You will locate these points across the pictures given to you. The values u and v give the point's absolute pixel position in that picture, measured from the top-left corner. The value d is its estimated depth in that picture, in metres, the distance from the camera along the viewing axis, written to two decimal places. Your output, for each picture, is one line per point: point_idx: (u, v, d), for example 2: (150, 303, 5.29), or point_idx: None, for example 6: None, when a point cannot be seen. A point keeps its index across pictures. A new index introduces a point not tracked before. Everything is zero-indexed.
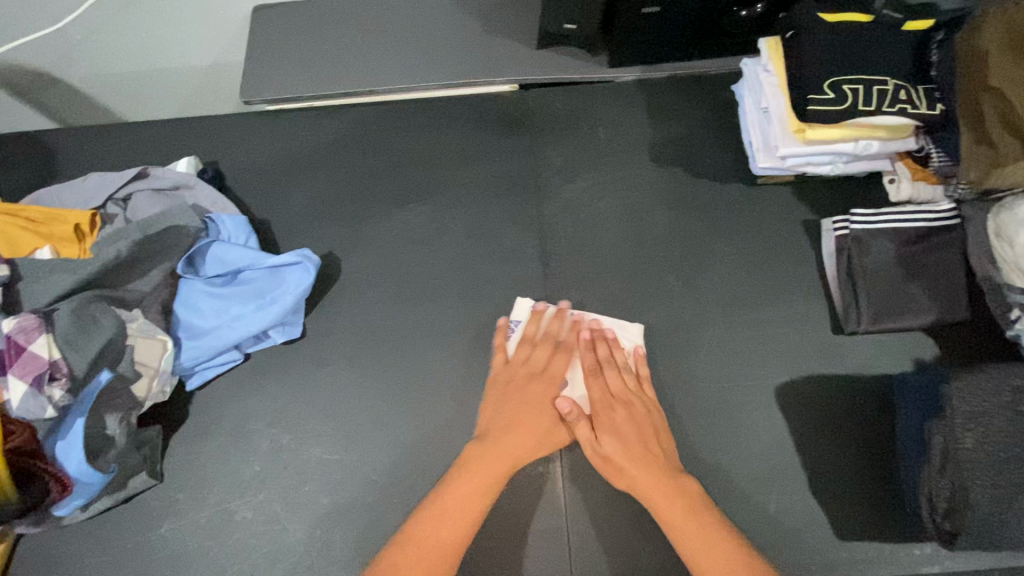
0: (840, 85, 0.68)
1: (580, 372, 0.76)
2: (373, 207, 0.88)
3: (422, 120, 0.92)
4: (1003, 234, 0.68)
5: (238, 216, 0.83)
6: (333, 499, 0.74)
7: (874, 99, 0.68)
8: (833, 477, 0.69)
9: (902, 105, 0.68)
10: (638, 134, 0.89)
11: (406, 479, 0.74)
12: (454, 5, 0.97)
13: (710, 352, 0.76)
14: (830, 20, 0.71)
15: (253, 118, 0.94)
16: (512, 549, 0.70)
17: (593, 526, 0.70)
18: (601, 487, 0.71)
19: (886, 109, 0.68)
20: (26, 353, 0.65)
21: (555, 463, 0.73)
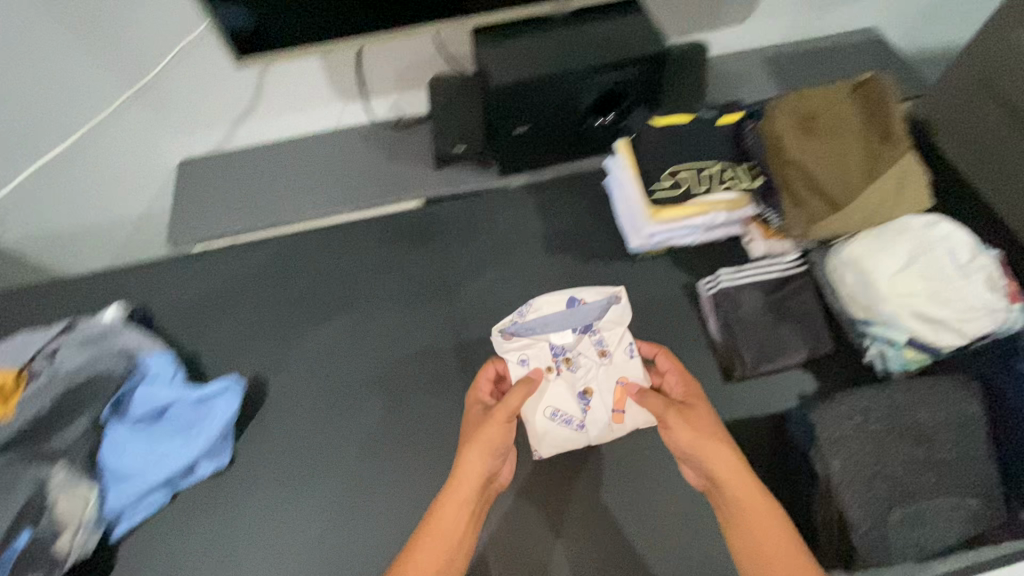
0: (675, 173, 0.83)
1: (600, 420, 0.82)
2: (298, 327, 0.94)
3: (339, 243, 1.02)
4: (835, 276, 0.80)
5: (166, 353, 0.87)
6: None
7: (704, 180, 0.83)
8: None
9: (727, 182, 0.83)
10: (532, 230, 1.00)
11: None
12: (360, 140, 1.10)
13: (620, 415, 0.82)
14: (660, 123, 0.86)
15: (180, 260, 1.01)
16: None
17: None
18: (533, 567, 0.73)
19: (716, 186, 0.83)
20: None
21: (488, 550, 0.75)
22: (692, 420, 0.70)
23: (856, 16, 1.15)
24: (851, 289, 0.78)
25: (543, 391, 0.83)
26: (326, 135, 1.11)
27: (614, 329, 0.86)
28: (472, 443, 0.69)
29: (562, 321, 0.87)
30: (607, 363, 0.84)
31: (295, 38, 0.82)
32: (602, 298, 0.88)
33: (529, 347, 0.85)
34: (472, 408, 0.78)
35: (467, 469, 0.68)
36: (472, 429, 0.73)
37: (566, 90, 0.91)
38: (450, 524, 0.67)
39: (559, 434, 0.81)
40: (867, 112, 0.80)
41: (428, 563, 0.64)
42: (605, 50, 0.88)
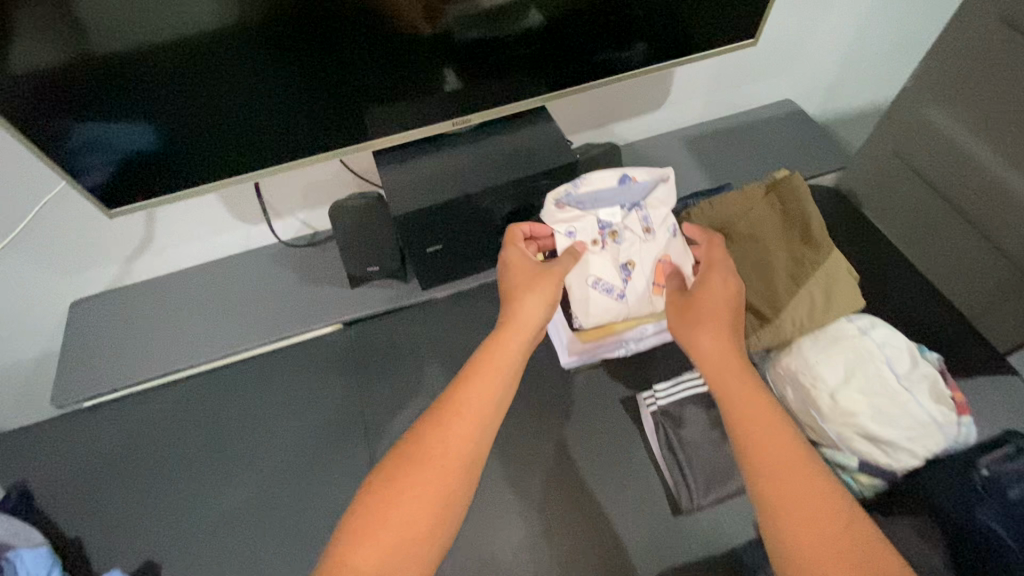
0: None
1: (639, 293, 0.79)
2: (201, 489, 0.84)
3: (248, 383, 0.93)
4: (776, 391, 0.75)
5: (42, 547, 0.76)
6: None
7: None
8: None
9: None
10: (458, 349, 0.93)
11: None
12: (271, 263, 1.03)
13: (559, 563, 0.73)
14: None
15: (69, 421, 0.91)
16: None
17: None
18: None
19: None
20: None
21: None
22: (705, 309, 0.64)
23: (767, 94, 1.16)
24: (794, 405, 0.72)
25: (584, 263, 0.78)
26: (233, 260, 1.04)
27: (661, 207, 0.81)
28: (523, 300, 0.67)
29: (613, 197, 0.82)
30: (655, 236, 0.80)
31: (190, 163, 0.77)
32: (653, 175, 0.80)
33: (580, 218, 0.79)
34: (512, 255, 0.74)
35: (526, 319, 0.66)
36: (524, 285, 0.69)
37: (477, 208, 0.86)
38: (474, 418, 0.58)
39: (598, 300, 0.79)
40: (785, 216, 0.77)
41: (461, 433, 0.57)
42: (515, 168, 0.86)
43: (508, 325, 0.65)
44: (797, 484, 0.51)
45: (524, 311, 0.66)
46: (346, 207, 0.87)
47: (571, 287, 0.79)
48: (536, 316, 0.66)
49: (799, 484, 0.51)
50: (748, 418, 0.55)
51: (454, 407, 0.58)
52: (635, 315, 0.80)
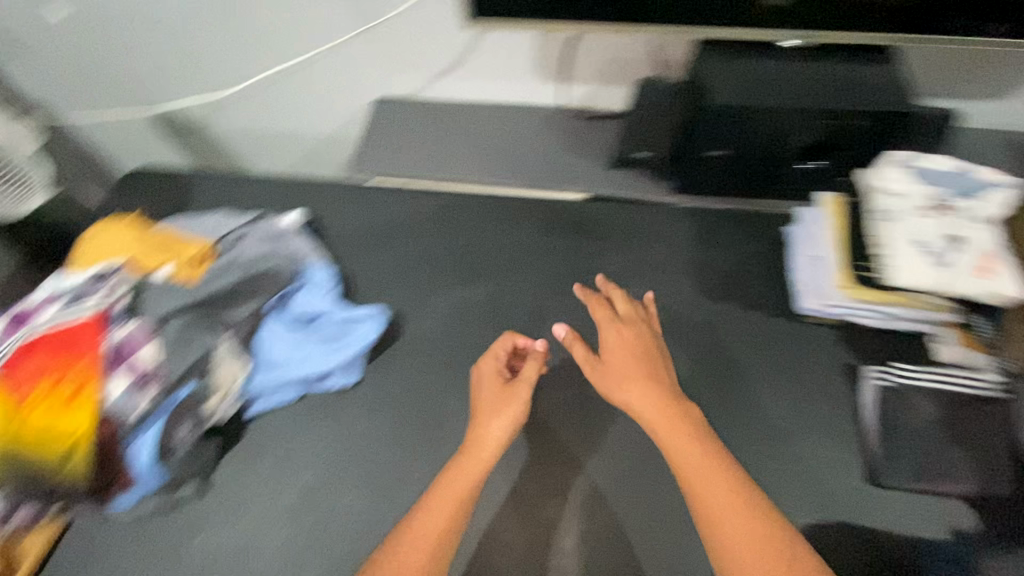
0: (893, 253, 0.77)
1: (961, 269, 0.71)
2: (444, 281, 0.98)
3: (499, 212, 1.03)
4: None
5: (329, 267, 0.96)
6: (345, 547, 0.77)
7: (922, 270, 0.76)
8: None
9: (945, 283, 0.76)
10: (693, 257, 0.95)
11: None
12: (545, 119, 1.10)
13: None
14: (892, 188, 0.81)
15: (357, 189, 1.09)
16: None
17: None
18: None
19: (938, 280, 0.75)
20: (133, 356, 0.77)
21: (569, 553, 0.74)
22: (613, 353, 0.77)
23: None
24: None
25: (901, 226, 0.75)
26: (514, 107, 1.12)
27: (1002, 205, 0.75)
28: (488, 413, 0.76)
29: (948, 183, 0.78)
30: (984, 222, 0.75)
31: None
32: (997, 179, 0.77)
33: (908, 187, 0.78)
34: (483, 377, 0.80)
35: (488, 438, 0.73)
36: (489, 405, 0.77)
37: (780, 128, 0.86)
38: (446, 514, 0.66)
39: (912, 260, 0.73)
40: None
41: (439, 515, 0.66)
42: (833, 97, 0.82)
43: (474, 445, 0.72)
44: (708, 488, 0.62)
45: (489, 437, 0.73)
46: (655, 83, 0.97)
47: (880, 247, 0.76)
48: (496, 441, 0.73)
49: (735, 520, 0.59)
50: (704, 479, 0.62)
51: (416, 528, 0.65)
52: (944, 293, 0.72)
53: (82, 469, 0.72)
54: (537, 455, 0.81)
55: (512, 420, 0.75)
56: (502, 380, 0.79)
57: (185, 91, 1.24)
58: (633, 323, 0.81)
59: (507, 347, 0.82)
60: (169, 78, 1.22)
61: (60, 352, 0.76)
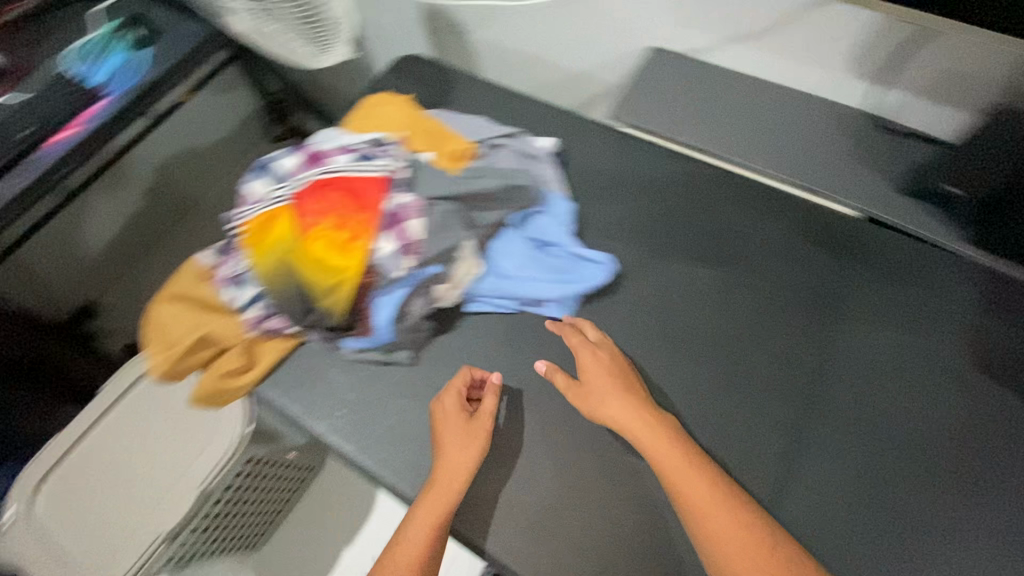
0: None
1: None
2: (675, 252, 0.94)
3: (755, 199, 0.96)
4: None
5: (570, 203, 0.97)
6: (525, 464, 0.81)
7: None
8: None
9: None
10: (963, 320, 0.85)
11: (591, 489, 0.79)
12: (835, 116, 0.99)
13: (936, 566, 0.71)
14: None
15: (610, 131, 1.08)
16: None
17: None
18: None
19: None
20: (403, 225, 0.83)
21: None
22: (597, 391, 0.80)
23: None
24: None
25: None
26: (800, 97, 1.02)
27: None
28: (449, 450, 0.79)
29: None
30: None
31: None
32: None
33: None
34: (444, 412, 0.81)
35: (449, 471, 0.77)
36: (455, 443, 0.79)
37: None
38: (425, 535, 0.74)
39: None
40: None
41: (417, 538, 0.74)
42: None
43: (440, 479, 0.77)
44: (710, 526, 0.68)
45: (449, 468, 0.78)
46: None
47: None
48: (461, 464, 0.78)
49: (726, 536, 0.67)
50: (699, 507, 0.70)
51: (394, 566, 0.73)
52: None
53: (340, 308, 0.82)
54: (731, 459, 0.78)
55: (474, 455, 0.78)
56: (461, 415, 0.81)
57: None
58: (599, 344, 0.84)
59: (464, 382, 0.84)
60: None
61: (354, 202, 0.84)
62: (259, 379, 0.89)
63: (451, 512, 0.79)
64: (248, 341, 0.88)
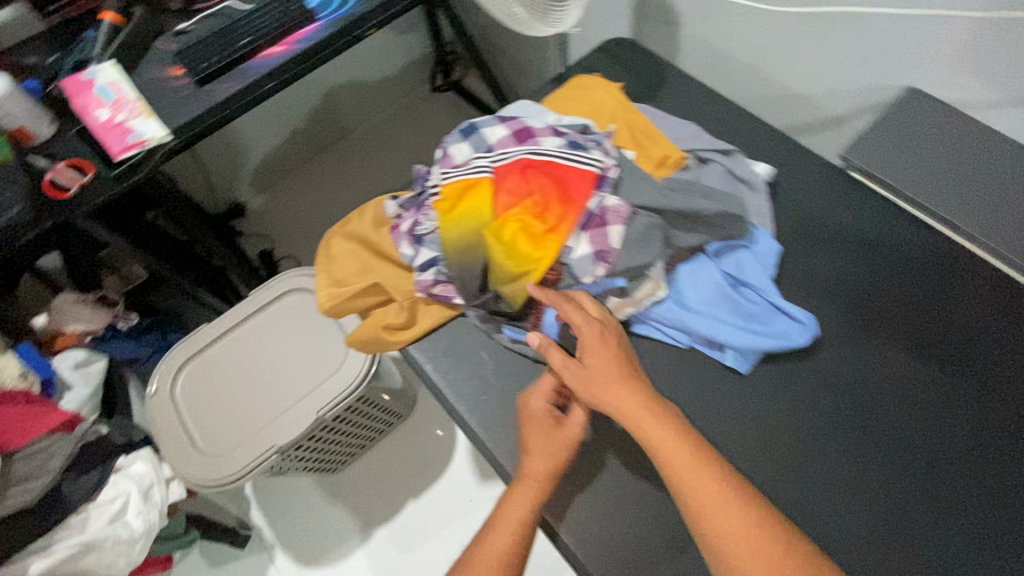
0: None
1: None
2: (883, 328, 0.85)
3: (989, 294, 0.85)
4: None
5: (775, 243, 0.86)
6: (658, 510, 0.77)
7: None
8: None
9: None
10: None
11: None
12: None
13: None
14: None
15: (830, 177, 0.97)
16: None
17: None
18: None
19: None
20: (602, 230, 0.79)
21: None
22: (600, 375, 0.72)
23: None
24: None
25: None
26: None
27: None
28: (533, 453, 0.75)
29: None
30: None
31: None
32: None
33: None
34: (529, 416, 0.78)
35: (531, 473, 0.74)
36: (539, 446, 0.75)
37: None
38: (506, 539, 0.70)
39: None
40: None
41: (499, 542, 0.70)
42: None
43: (521, 481, 0.74)
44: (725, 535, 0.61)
45: (531, 470, 0.74)
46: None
47: None
48: (543, 465, 0.74)
49: (740, 539, 0.60)
50: (706, 506, 0.62)
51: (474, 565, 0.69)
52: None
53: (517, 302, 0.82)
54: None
55: (555, 460, 0.74)
56: (545, 418, 0.77)
57: None
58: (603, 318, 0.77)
59: (553, 384, 0.79)
60: None
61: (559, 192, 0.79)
62: (413, 340, 0.88)
63: (584, 537, 0.77)
64: (413, 299, 0.88)
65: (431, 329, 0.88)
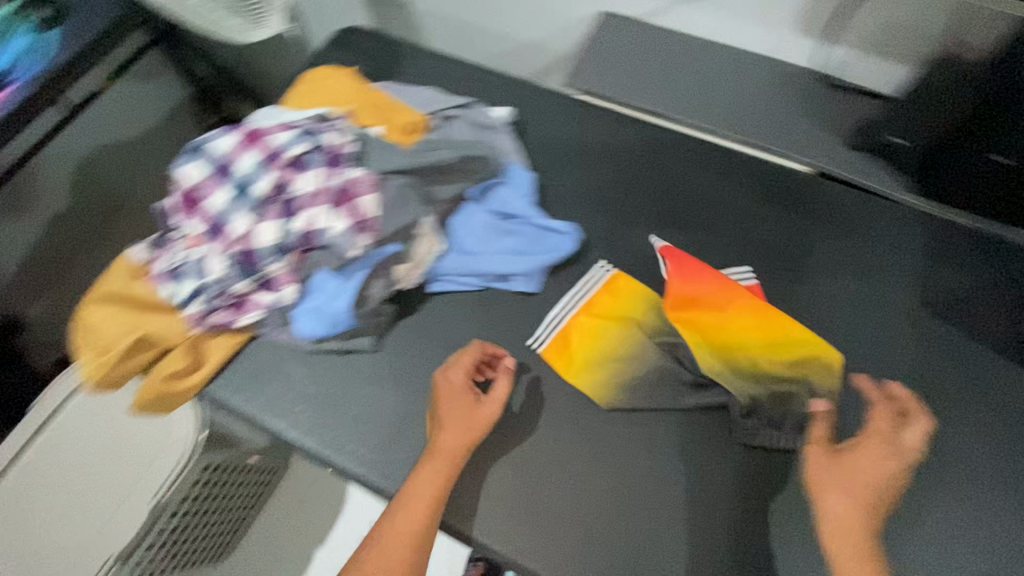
0: None
1: None
2: (640, 218, 0.91)
3: (711, 162, 0.95)
4: None
5: (528, 172, 0.92)
6: (491, 450, 0.78)
7: None
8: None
9: None
10: (910, 262, 0.86)
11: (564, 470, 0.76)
12: (780, 81, 1.00)
13: (924, 518, 0.72)
14: None
15: (563, 100, 1.03)
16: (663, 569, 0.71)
17: None
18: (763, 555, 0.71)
19: None
20: (355, 202, 0.76)
21: (732, 515, 0.74)
22: (854, 475, 0.69)
23: None
24: None
25: None
26: (756, 57, 1.02)
27: None
28: (448, 428, 0.74)
29: None
30: None
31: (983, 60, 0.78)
32: None
33: None
34: (445, 391, 0.77)
35: (444, 445, 0.73)
36: (456, 422, 0.75)
37: None
38: (419, 514, 0.69)
39: None
40: None
41: (415, 516, 0.69)
42: None
43: (434, 453, 0.73)
44: None
45: (446, 443, 0.73)
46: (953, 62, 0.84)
47: None
48: (463, 440, 0.73)
49: None
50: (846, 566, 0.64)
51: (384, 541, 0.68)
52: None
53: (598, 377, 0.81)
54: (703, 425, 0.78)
55: (469, 433, 0.74)
56: (465, 394, 0.76)
57: None
58: (899, 447, 0.72)
59: (476, 357, 0.79)
60: None
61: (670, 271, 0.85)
62: (212, 378, 0.83)
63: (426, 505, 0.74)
64: (195, 336, 0.82)
65: (228, 360, 0.84)
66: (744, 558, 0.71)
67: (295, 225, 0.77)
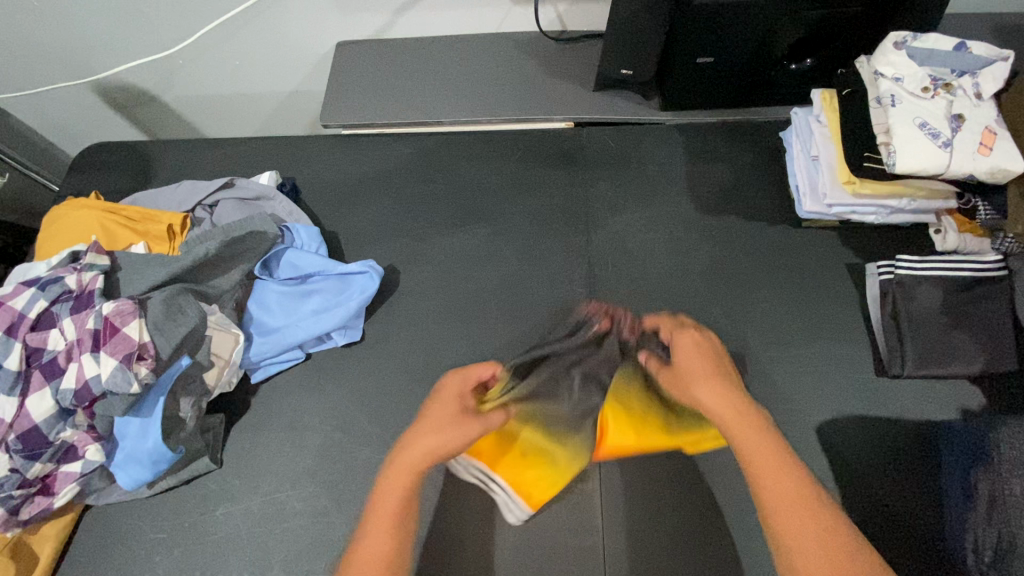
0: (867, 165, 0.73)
1: (974, 151, 0.67)
2: (435, 227, 0.93)
3: (482, 150, 0.98)
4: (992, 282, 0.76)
5: (312, 227, 0.90)
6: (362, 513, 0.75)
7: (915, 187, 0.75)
8: (881, 506, 0.70)
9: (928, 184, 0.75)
10: (678, 171, 0.93)
11: (436, 500, 0.75)
12: (518, 50, 1.04)
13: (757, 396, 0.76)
14: (828, 108, 0.80)
15: (330, 143, 1.02)
16: (555, 551, 0.71)
17: (626, 529, 0.72)
18: (637, 496, 0.73)
19: (920, 194, 0.76)
20: (119, 334, 0.71)
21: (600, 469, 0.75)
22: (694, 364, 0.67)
23: None
24: None
25: (916, 106, 0.69)
26: (488, 38, 1.06)
27: (999, 79, 0.70)
28: (423, 431, 0.63)
29: (944, 63, 0.71)
30: (962, 80, 0.71)
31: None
32: (992, 53, 0.71)
33: (905, 66, 0.70)
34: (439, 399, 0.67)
35: (416, 452, 0.61)
36: (443, 424, 0.64)
37: (759, 31, 0.82)
38: (402, 497, 0.59)
39: (921, 142, 0.67)
40: None
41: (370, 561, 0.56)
42: None
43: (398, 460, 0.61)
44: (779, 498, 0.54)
45: (415, 447, 0.61)
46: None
47: (890, 150, 0.69)
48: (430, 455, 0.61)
49: (795, 500, 0.54)
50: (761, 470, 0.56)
51: None
52: (948, 175, 0.68)
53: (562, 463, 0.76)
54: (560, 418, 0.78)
55: (440, 445, 0.62)
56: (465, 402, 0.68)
57: (115, 57, 1.13)
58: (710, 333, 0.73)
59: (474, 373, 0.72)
60: (102, 49, 1.12)
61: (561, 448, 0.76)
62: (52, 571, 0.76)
63: None
64: (13, 538, 0.73)
65: (64, 544, 0.77)
66: (631, 501, 0.73)
67: (65, 384, 0.70)
